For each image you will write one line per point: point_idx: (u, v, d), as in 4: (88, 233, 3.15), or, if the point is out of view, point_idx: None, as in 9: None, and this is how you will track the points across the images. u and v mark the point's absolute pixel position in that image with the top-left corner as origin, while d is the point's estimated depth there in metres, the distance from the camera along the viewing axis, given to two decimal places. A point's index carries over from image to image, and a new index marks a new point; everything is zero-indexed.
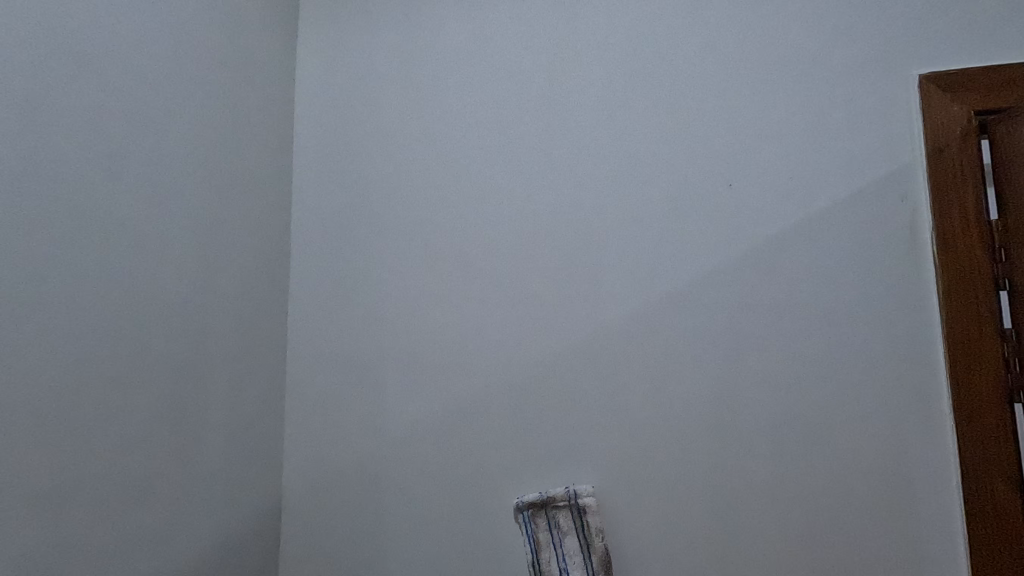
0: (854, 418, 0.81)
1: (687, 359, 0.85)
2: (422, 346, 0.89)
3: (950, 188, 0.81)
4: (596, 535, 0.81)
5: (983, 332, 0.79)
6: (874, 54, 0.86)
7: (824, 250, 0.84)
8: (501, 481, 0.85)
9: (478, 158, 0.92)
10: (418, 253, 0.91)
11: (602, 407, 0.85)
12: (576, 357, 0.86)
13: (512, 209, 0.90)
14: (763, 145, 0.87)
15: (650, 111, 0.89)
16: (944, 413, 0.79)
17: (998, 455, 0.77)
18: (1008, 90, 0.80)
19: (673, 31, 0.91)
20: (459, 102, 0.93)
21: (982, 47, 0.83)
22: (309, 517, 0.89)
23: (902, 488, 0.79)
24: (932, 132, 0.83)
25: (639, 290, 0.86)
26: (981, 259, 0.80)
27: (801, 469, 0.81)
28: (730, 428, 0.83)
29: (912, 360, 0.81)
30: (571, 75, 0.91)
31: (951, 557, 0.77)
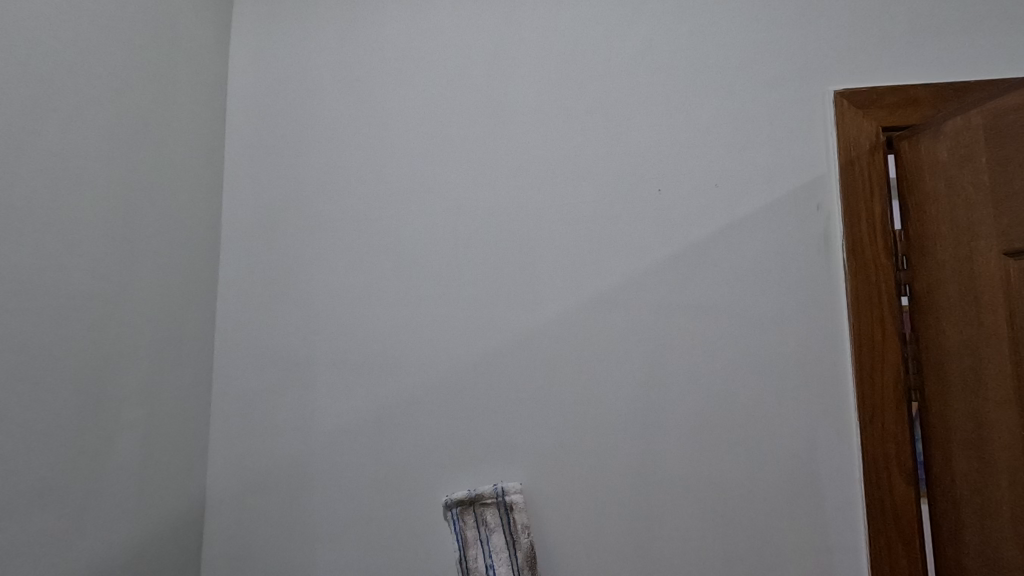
0: (769, 417, 0.84)
1: (616, 360, 0.87)
2: (354, 346, 0.90)
3: (861, 199, 0.85)
4: (522, 531, 0.82)
5: (886, 336, 0.83)
6: (796, 68, 0.90)
7: (746, 256, 0.87)
8: (431, 479, 0.87)
9: (415, 160, 0.93)
10: (354, 253, 0.92)
11: (530, 406, 0.87)
12: (508, 357, 0.88)
13: (448, 212, 0.91)
14: (693, 152, 0.89)
15: (584, 116, 0.91)
16: (849, 412, 0.84)
17: (896, 451, 0.82)
18: (912, 108, 0.85)
19: (607, 37, 0.92)
20: (396, 105, 0.94)
21: (890, 67, 0.88)
22: (239, 516, 0.89)
23: (810, 484, 0.83)
24: (845, 145, 0.87)
25: (571, 292, 0.88)
26: (886, 267, 0.84)
27: (719, 466, 0.84)
28: (653, 427, 0.85)
29: (821, 362, 0.85)
30: (508, 79, 0.93)
31: (853, 549, 0.82)
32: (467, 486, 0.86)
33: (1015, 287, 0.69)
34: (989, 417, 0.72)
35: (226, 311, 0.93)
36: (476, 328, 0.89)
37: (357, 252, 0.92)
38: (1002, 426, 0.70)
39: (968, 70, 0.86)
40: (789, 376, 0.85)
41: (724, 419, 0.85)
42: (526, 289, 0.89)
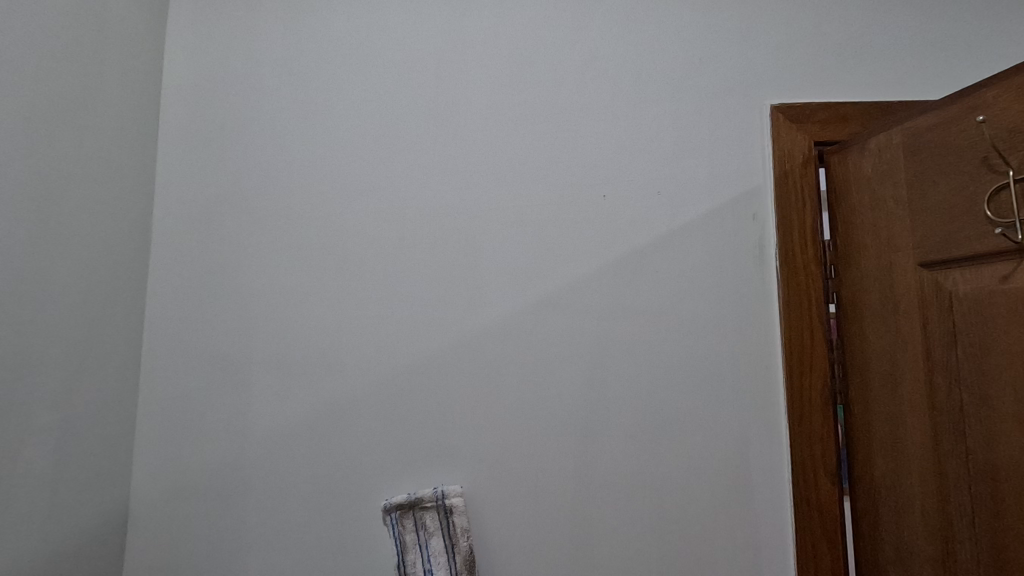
0: (704, 418, 0.87)
1: (559, 364, 0.87)
2: (292, 347, 0.88)
3: (793, 209, 0.89)
4: (461, 534, 0.82)
5: (815, 341, 0.87)
6: (735, 81, 0.92)
7: (684, 262, 0.89)
8: (370, 482, 0.86)
9: (361, 158, 0.91)
10: (294, 251, 0.90)
11: (472, 409, 0.87)
12: (451, 360, 0.87)
13: (393, 211, 0.90)
14: (636, 159, 0.91)
15: (533, 120, 0.92)
16: (779, 414, 0.87)
17: (822, 452, 0.85)
18: (842, 124, 0.89)
19: (557, 42, 0.93)
20: (342, 101, 0.92)
21: (824, 83, 0.91)
22: (165, 523, 0.85)
23: (742, 484, 0.86)
24: (779, 158, 0.90)
25: (515, 296, 0.88)
26: (816, 275, 0.88)
27: (656, 467, 0.86)
28: (594, 429, 0.86)
29: (755, 365, 0.88)
30: (457, 81, 0.92)
31: (780, 546, 0.85)
32: (407, 489, 0.86)
33: (928, 296, 0.73)
34: (904, 419, 0.76)
35: (156, 309, 0.89)
36: (420, 330, 0.88)
37: (298, 251, 0.90)
38: (916, 428, 0.74)
39: (895, 91, 0.91)
40: (725, 380, 0.88)
41: (662, 422, 0.87)
42: (471, 291, 0.89)
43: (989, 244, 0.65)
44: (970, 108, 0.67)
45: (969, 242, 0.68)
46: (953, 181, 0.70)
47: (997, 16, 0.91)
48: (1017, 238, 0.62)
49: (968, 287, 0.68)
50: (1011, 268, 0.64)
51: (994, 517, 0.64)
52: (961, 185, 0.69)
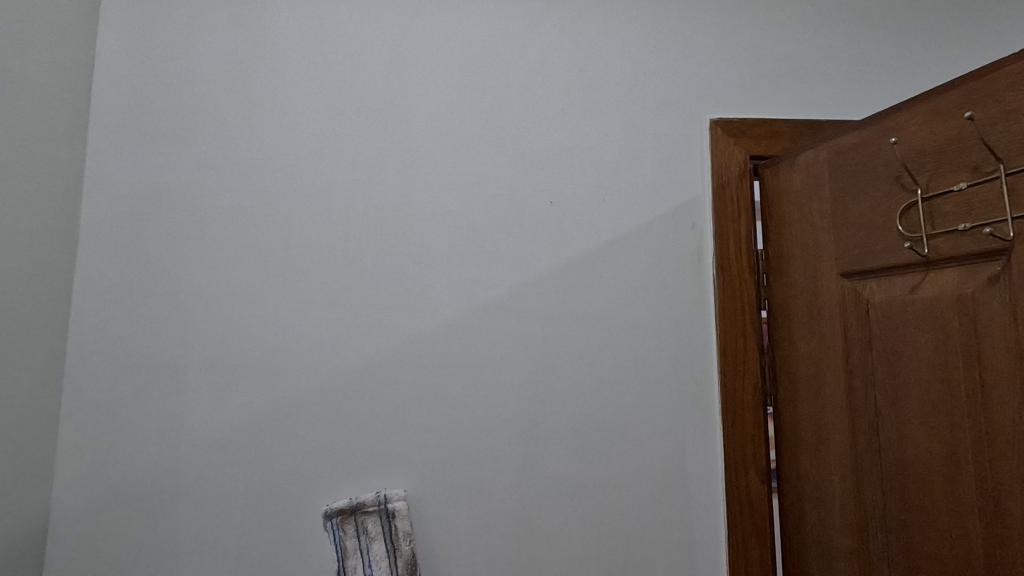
0: (644, 420, 0.90)
1: (503, 367, 0.88)
2: (230, 350, 0.86)
3: (729, 220, 0.93)
4: (403, 539, 0.82)
5: (747, 346, 0.91)
6: (677, 95, 0.96)
7: (627, 269, 0.92)
8: (311, 488, 0.84)
9: (306, 158, 0.90)
10: (234, 252, 0.87)
11: (417, 413, 0.87)
12: (396, 363, 0.87)
13: (338, 213, 0.89)
14: (583, 167, 0.93)
15: (482, 125, 0.92)
16: (714, 415, 0.91)
17: (752, 451, 0.89)
18: (774, 140, 0.94)
19: (506, 50, 0.94)
20: (288, 99, 0.91)
21: (760, 100, 0.96)
22: (89, 534, 0.81)
23: (678, 483, 0.89)
24: (717, 170, 0.94)
25: (461, 299, 0.89)
26: (749, 283, 0.92)
27: (597, 468, 0.88)
28: (538, 431, 0.88)
29: (692, 369, 0.91)
30: (407, 85, 0.92)
31: (714, 543, 0.89)
32: (348, 493, 0.85)
33: (848, 304, 0.78)
34: (827, 420, 0.81)
35: (81, 309, 0.85)
36: (365, 333, 0.87)
37: (238, 251, 0.87)
38: (836, 428, 0.79)
39: (824, 111, 0.96)
40: (664, 383, 0.91)
41: (602, 424, 0.89)
42: (418, 294, 0.89)
43: (901, 257, 0.71)
44: (887, 129, 0.73)
45: (883, 254, 0.73)
46: (870, 197, 0.75)
47: (917, 44, 0.98)
48: (924, 251, 0.68)
49: (883, 296, 0.73)
50: (919, 279, 0.69)
51: (903, 510, 0.69)
52: (876, 201, 0.74)
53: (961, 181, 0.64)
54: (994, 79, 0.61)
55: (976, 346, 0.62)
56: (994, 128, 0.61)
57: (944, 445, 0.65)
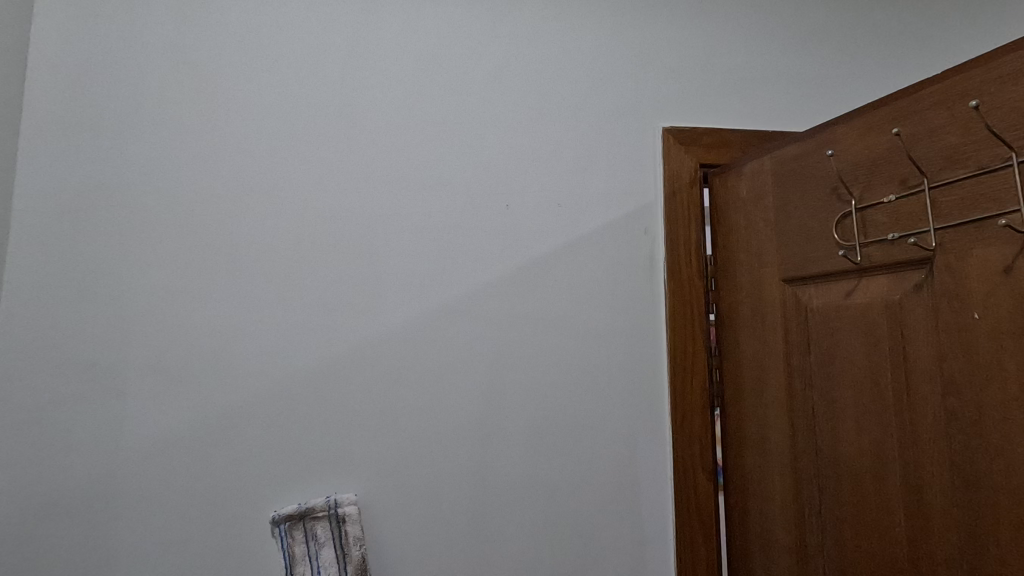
0: (596, 421, 0.91)
1: (458, 370, 0.89)
2: (175, 353, 0.83)
3: (680, 226, 0.96)
4: (354, 544, 0.81)
5: (696, 349, 0.94)
6: (632, 102, 0.98)
7: (581, 273, 0.93)
8: (259, 494, 0.83)
9: (257, 156, 0.88)
10: (180, 252, 0.85)
11: (369, 416, 0.86)
12: (348, 365, 0.86)
13: (290, 213, 0.88)
14: (538, 172, 0.94)
15: (439, 127, 0.92)
16: (664, 416, 0.93)
17: (700, 450, 0.92)
18: (723, 149, 0.97)
19: (464, 52, 0.94)
20: (239, 96, 0.89)
21: (710, 110, 0.99)
22: (19, 545, 0.78)
23: (629, 483, 0.91)
24: (669, 177, 0.96)
25: (415, 301, 0.89)
26: (698, 287, 0.95)
27: (550, 469, 0.89)
28: (492, 434, 0.88)
29: (644, 371, 0.93)
30: (362, 84, 0.91)
31: (663, 540, 0.91)
32: (298, 499, 0.83)
33: (789, 308, 0.81)
34: (769, 420, 0.84)
35: (13, 310, 0.81)
36: (316, 335, 0.86)
37: (184, 250, 0.85)
38: (777, 428, 0.82)
39: (770, 122, 1.00)
40: (616, 385, 0.92)
41: (555, 426, 0.90)
42: (371, 296, 0.88)
43: (836, 264, 0.74)
44: (825, 142, 0.76)
45: (821, 261, 0.76)
46: (808, 206, 0.78)
47: (856, 61, 1.03)
48: (857, 259, 0.71)
49: (819, 302, 0.76)
50: (853, 285, 0.72)
51: (836, 507, 0.73)
52: (814, 211, 0.77)
53: (890, 193, 0.68)
54: (920, 98, 0.65)
55: (903, 349, 0.66)
56: (920, 144, 0.65)
57: (874, 444, 0.68)
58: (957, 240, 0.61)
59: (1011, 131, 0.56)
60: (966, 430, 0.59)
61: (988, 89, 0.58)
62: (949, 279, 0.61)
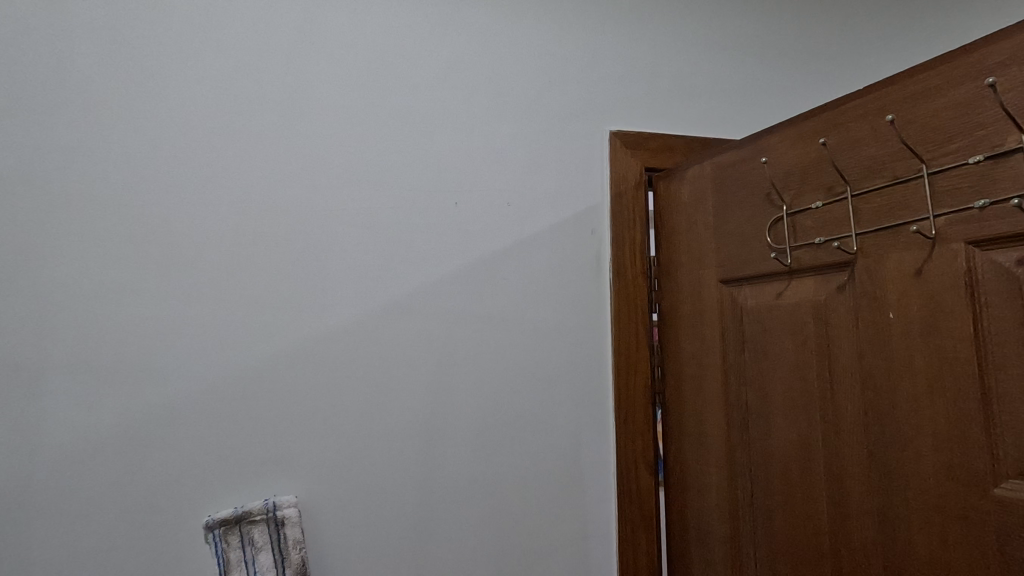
0: (542, 419, 0.92)
1: (404, 368, 0.88)
2: (102, 351, 0.79)
3: (625, 227, 0.98)
4: (293, 547, 0.79)
5: (640, 347, 0.96)
6: (581, 105, 1.00)
7: (530, 272, 0.94)
8: (193, 497, 0.79)
9: (194, 146, 0.84)
10: (108, 244, 0.80)
11: (312, 415, 0.84)
12: (290, 364, 0.84)
13: (230, 205, 0.84)
14: (487, 170, 0.94)
15: (388, 122, 0.91)
16: (608, 413, 0.95)
17: (642, 446, 0.95)
18: (667, 154, 1.01)
19: (414, 48, 0.93)
20: (175, 81, 0.84)
21: (655, 116, 1.02)
22: None
23: (573, 479, 0.92)
24: (616, 179, 0.99)
25: (361, 298, 0.87)
26: (642, 288, 0.98)
27: (497, 467, 0.89)
28: (439, 433, 0.88)
29: (589, 369, 0.95)
30: (308, 76, 0.89)
31: (605, 535, 0.93)
32: (234, 503, 0.81)
33: (726, 308, 0.84)
34: (706, 416, 0.87)
35: None
36: (257, 333, 0.83)
37: (112, 242, 0.80)
38: (714, 423, 0.85)
39: (711, 129, 1.04)
40: (562, 383, 0.94)
41: (502, 424, 0.90)
42: (316, 293, 0.86)
43: (769, 266, 0.78)
44: (760, 149, 0.80)
45: (755, 264, 0.80)
46: (744, 211, 0.82)
47: (791, 74, 1.08)
48: (787, 262, 0.75)
49: (753, 302, 0.80)
50: (783, 286, 0.76)
51: (767, 498, 0.76)
52: (749, 215, 0.81)
53: (817, 200, 0.72)
54: (844, 110, 0.69)
55: (827, 347, 0.70)
56: (844, 154, 0.69)
57: (802, 438, 0.72)
58: (875, 244, 0.65)
59: (922, 144, 0.61)
60: (881, 421, 0.63)
61: (903, 104, 0.63)
62: (868, 281, 0.66)
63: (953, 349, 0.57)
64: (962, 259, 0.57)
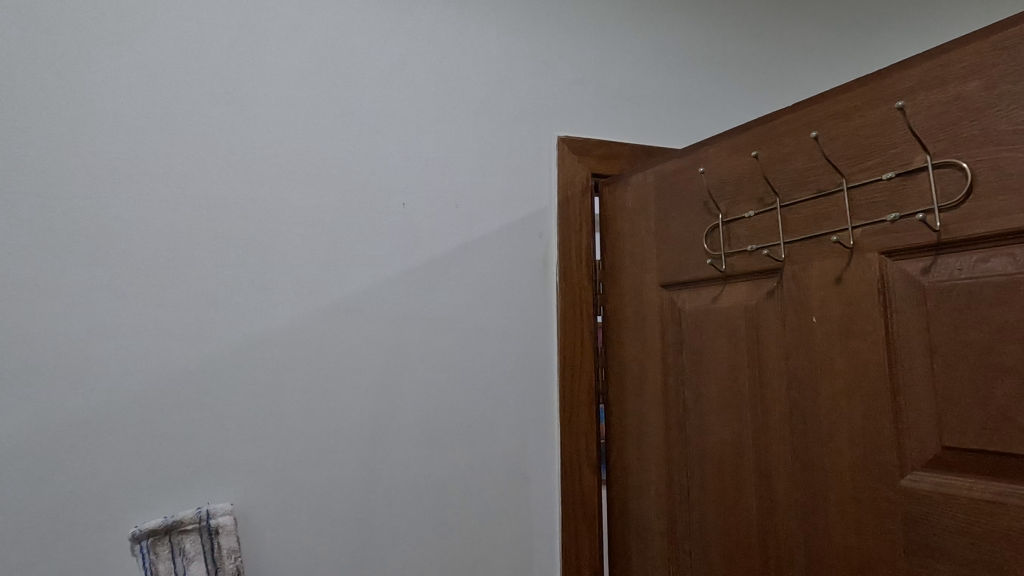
0: (489, 420, 0.93)
1: (348, 370, 0.86)
2: (17, 353, 0.74)
3: (572, 231, 1.00)
4: (227, 556, 0.76)
5: (584, 348, 0.99)
6: (530, 110, 1.01)
7: (477, 274, 0.95)
8: (119, 507, 0.76)
9: (125, 136, 0.80)
10: (26, 240, 0.75)
11: (250, 419, 0.81)
12: (227, 366, 0.81)
13: (164, 201, 0.81)
14: (435, 172, 0.94)
15: (334, 119, 0.89)
16: (553, 414, 0.97)
17: (586, 446, 0.97)
18: (613, 160, 1.03)
19: (362, 45, 0.92)
20: (103, 67, 0.80)
21: (602, 123, 1.05)
22: None
23: (518, 480, 0.93)
24: (563, 184, 1.01)
25: (303, 299, 0.85)
26: (587, 290, 1.00)
27: (442, 470, 0.89)
28: (384, 435, 0.87)
29: (535, 370, 0.97)
30: (250, 69, 0.86)
31: (549, 534, 0.94)
32: (164, 512, 0.77)
33: (666, 311, 0.87)
34: (647, 415, 0.90)
35: None
36: (192, 334, 0.80)
37: (31, 236, 0.75)
38: (654, 423, 0.88)
39: (655, 138, 1.08)
40: (508, 385, 0.95)
41: (448, 425, 0.90)
42: (255, 293, 0.83)
43: (705, 272, 0.81)
44: (698, 159, 0.83)
45: (692, 269, 0.83)
46: (683, 218, 0.85)
47: (728, 88, 1.14)
48: (722, 267, 0.79)
49: (691, 305, 0.84)
50: (718, 291, 0.80)
51: (702, 493, 0.80)
52: (688, 222, 0.84)
53: (750, 209, 0.76)
54: (775, 125, 0.73)
55: (757, 349, 0.74)
56: (774, 167, 0.73)
57: (734, 436, 0.76)
58: (801, 252, 0.69)
59: (843, 159, 0.65)
60: (804, 420, 0.67)
61: (826, 122, 0.67)
62: (794, 287, 0.70)
63: (868, 352, 0.61)
64: (877, 268, 0.61)
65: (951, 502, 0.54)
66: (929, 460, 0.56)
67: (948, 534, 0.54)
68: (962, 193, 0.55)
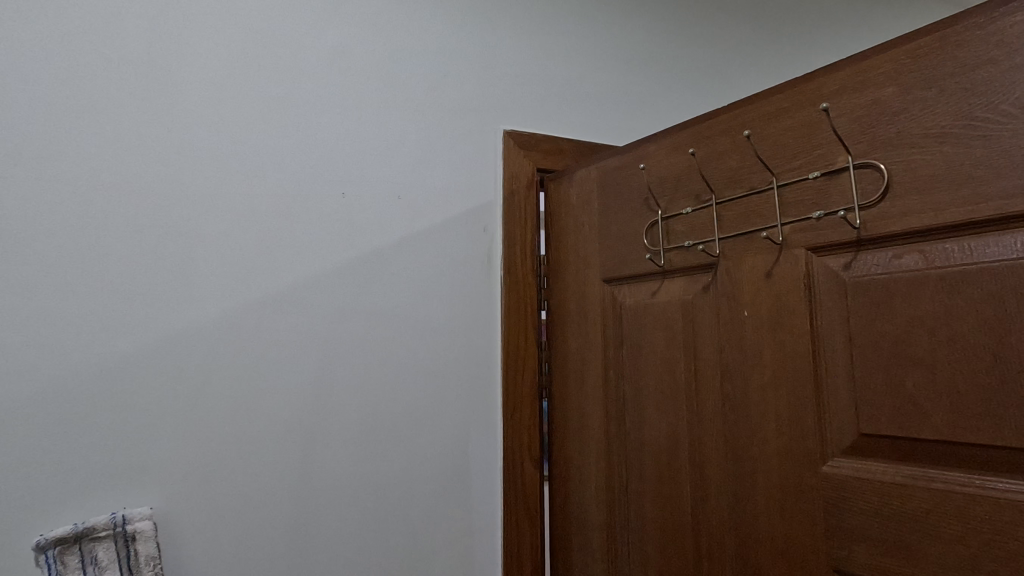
0: (429, 416, 0.91)
1: (282, 365, 0.83)
2: None
3: (516, 226, 1.00)
4: (145, 564, 0.71)
5: (528, 343, 0.98)
6: (476, 102, 1.00)
7: (419, 267, 0.93)
8: (23, 514, 0.70)
9: (35, 112, 0.74)
10: None
11: (174, 417, 0.77)
12: (148, 360, 0.76)
13: (78, 183, 0.75)
14: (376, 161, 0.92)
15: (269, 103, 0.86)
16: (496, 409, 0.96)
17: (528, 441, 0.97)
18: (558, 156, 1.04)
19: (301, 28, 0.89)
20: (10, 37, 0.74)
21: (548, 119, 1.05)
22: None
23: (460, 476, 0.92)
24: (508, 178, 1.00)
25: (234, 290, 0.81)
26: (531, 285, 1.00)
27: (381, 467, 0.87)
28: (319, 433, 0.84)
29: (478, 365, 0.96)
30: (177, 46, 0.81)
31: (490, 530, 0.94)
32: (74, 518, 0.72)
33: (608, 306, 0.88)
34: (588, 409, 0.90)
35: None
36: (109, 326, 0.75)
37: None
38: (595, 416, 0.89)
39: (599, 136, 1.09)
40: (450, 380, 0.93)
41: (387, 422, 0.88)
42: (180, 283, 0.79)
43: (645, 267, 0.83)
44: (639, 156, 0.84)
45: (633, 264, 0.85)
46: (625, 214, 0.86)
47: (669, 89, 1.16)
48: (660, 263, 0.80)
49: (631, 300, 0.85)
50: (657, 286, 0.81)
51: (639, 485, 0.81)
52: (629, 218, 0.85)
53: (687, 206, 0.77)
54: (711, 124, 0.75)
55: (693, 342, 0.76)
56: (710, 164, 0.75)
57: (670, 428, 0.77)
58: (734, 248, 0.71)
59: (773, 158, 0.68)
60: (735, 410, 0.70)
61: (758, 122, 0.70)
62: (728, 282, 0.72)
63: (794, 344, 0.64)
64: (803, 263, 0.64)
65: (866, 486, 0.57)
66: (847, 446, 0.59)
67: (864, 516, 0.57)
68: (879, 192, 0.58)
